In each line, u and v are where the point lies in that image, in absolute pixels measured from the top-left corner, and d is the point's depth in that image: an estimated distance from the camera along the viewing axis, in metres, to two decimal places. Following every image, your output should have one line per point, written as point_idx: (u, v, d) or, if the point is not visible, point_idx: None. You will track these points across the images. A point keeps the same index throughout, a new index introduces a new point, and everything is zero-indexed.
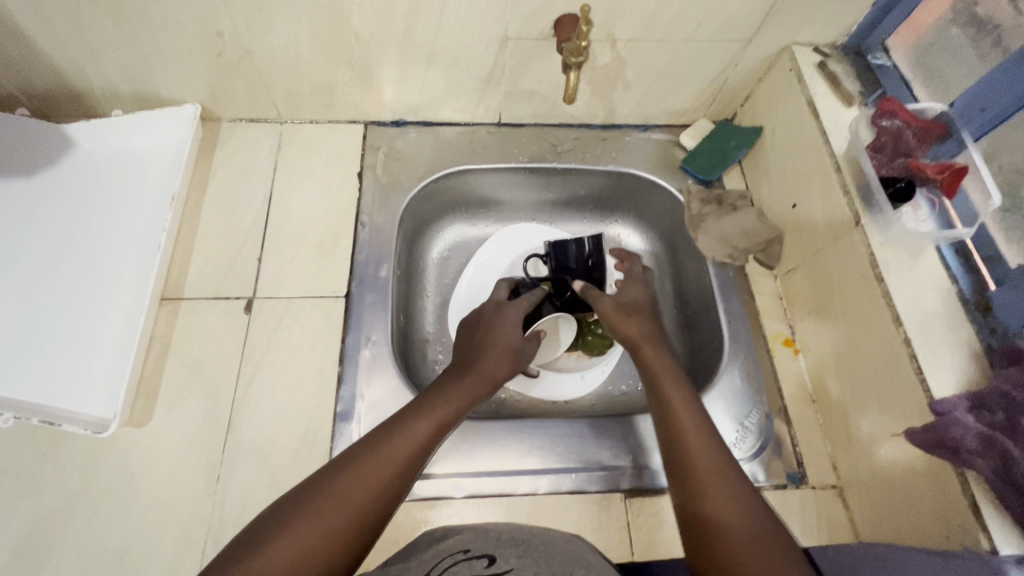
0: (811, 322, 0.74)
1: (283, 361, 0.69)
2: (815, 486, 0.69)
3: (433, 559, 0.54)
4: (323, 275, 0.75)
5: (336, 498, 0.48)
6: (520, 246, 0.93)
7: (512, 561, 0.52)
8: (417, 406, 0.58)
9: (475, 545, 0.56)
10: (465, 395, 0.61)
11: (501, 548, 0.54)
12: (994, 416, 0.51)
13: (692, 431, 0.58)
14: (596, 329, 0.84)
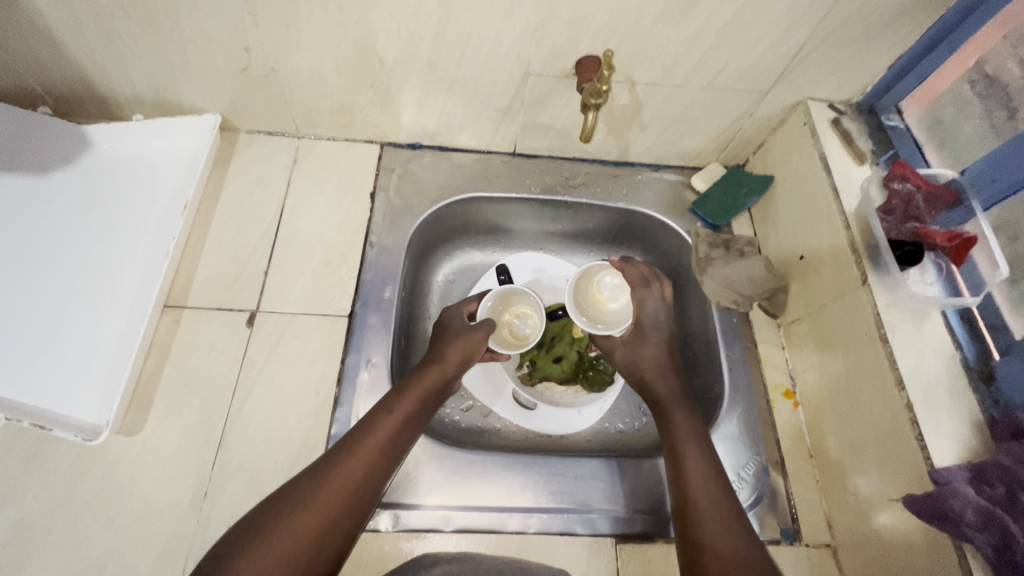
0: (812, 375, 0.74)
1: (281, 379, 0.68)
2: (809, 544, 0.68)
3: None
4: (328, 293, 0.75)
5: (278, 536, 0.49)
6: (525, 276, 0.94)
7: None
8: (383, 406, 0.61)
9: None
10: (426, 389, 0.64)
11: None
12: (994, 490, 0.51)
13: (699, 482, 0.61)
14: (597, 365, 0.83)
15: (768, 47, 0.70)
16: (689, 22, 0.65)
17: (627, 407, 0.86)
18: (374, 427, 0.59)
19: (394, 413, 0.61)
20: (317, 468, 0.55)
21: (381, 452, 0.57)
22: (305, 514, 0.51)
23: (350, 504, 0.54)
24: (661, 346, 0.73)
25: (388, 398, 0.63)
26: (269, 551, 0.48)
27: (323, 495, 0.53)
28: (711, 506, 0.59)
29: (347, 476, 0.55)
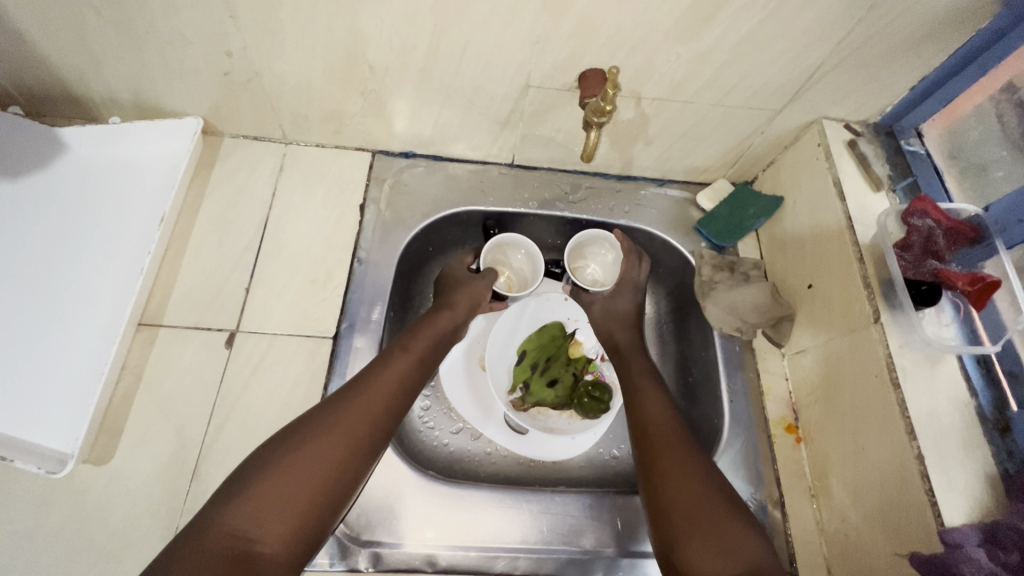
0: (816, 411, 0.71)
1: (261, 404, 0.65)
2: None
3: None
4: (313, 312, 0.71)
5: (313, 449, 0.53)
6: None
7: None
8: (402, 341, 0.66)
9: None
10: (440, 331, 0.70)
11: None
12: (1009, 556, 0.49)
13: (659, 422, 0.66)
14: (592, 392, 0.81)
15: (785, 65, 0.65)
16: (702, 37, 0.61)
17: (622, 433, 0.83)
18: (386, 365, 0.63)
19: (409, 351, 0.65)
20: (332, 403, 0.58)
21: (394, 390, 0.61)
22: (335, 434, 0.55)
23: (365, 436, 0.56)
24: (632, 302, 0.81)
25: (403, 338, 0.68)
26: (282, 482, 0.51)
27: (337, 430, 0.55)
28: (675, 464, 0.60)
29: (363, 409, 0.58)
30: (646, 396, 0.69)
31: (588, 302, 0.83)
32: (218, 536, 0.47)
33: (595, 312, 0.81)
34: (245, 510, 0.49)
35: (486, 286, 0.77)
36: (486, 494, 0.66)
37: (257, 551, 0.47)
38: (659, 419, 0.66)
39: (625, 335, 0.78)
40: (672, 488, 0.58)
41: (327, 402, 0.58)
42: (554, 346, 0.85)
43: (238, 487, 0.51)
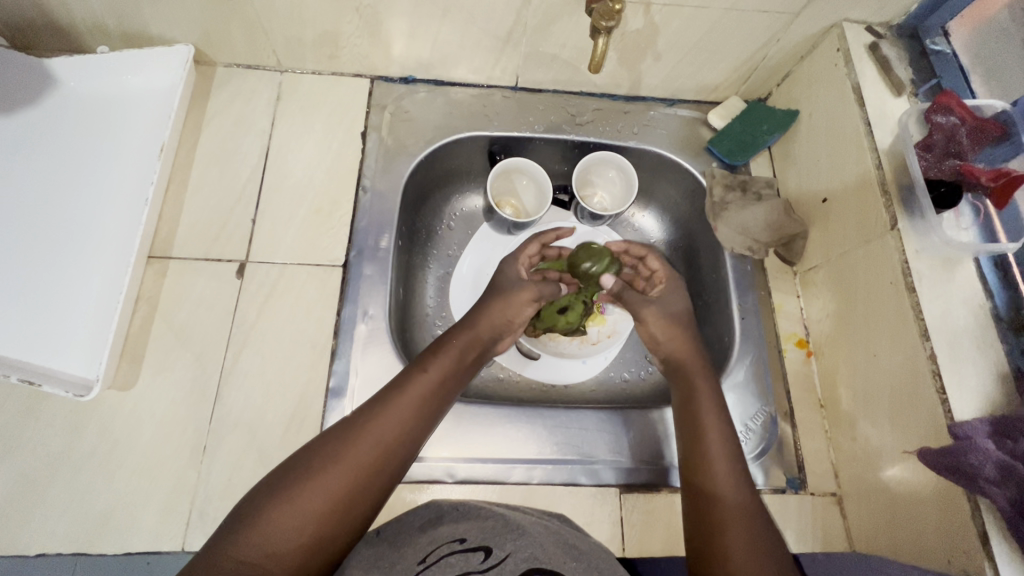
0: (827, 324, 0.71)
1: (275, 331, 0.66)
2: (814, 493, 0.67)
3: (430, 546, 0.52)
4: (321, 241, 0.71)
5: (316, 484, 0.50)
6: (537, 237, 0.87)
7: (509, 547, 0.50)
8: (427, 358, 0.61)
9: (471, 534, 0.53)
10: (473, 354, 0.65)
11: (498, 539, 0.52)
12: (1017, 445, 0.49)
13: (720, 457, 0.58)
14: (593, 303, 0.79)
15: None
16: None
17: (633, 356, 0.84)
18: (419, 377, 0.58)
19: (430, 372, 0.59)
20: (342, 427, 0.54)
21: (413, 414, 0.56)
22: (340, 465, 0.51)
23: (375, 469, 0.52)
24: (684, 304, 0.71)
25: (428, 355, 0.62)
26: (310, 499, 0.49)
27: (342, 460, 0.51)
28: (737, 507, 0.54)
29: (374, 438, 0.53)
30: (706, 415, 0.61)
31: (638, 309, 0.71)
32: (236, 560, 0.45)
33: (646, 314, 0.70)
34: (261, 534, 0.47)
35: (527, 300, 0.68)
36: (505, 415, 0.67)
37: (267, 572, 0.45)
38: (717, 453, 0.58)
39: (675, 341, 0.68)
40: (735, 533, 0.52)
41: (340, 425, 0.54)
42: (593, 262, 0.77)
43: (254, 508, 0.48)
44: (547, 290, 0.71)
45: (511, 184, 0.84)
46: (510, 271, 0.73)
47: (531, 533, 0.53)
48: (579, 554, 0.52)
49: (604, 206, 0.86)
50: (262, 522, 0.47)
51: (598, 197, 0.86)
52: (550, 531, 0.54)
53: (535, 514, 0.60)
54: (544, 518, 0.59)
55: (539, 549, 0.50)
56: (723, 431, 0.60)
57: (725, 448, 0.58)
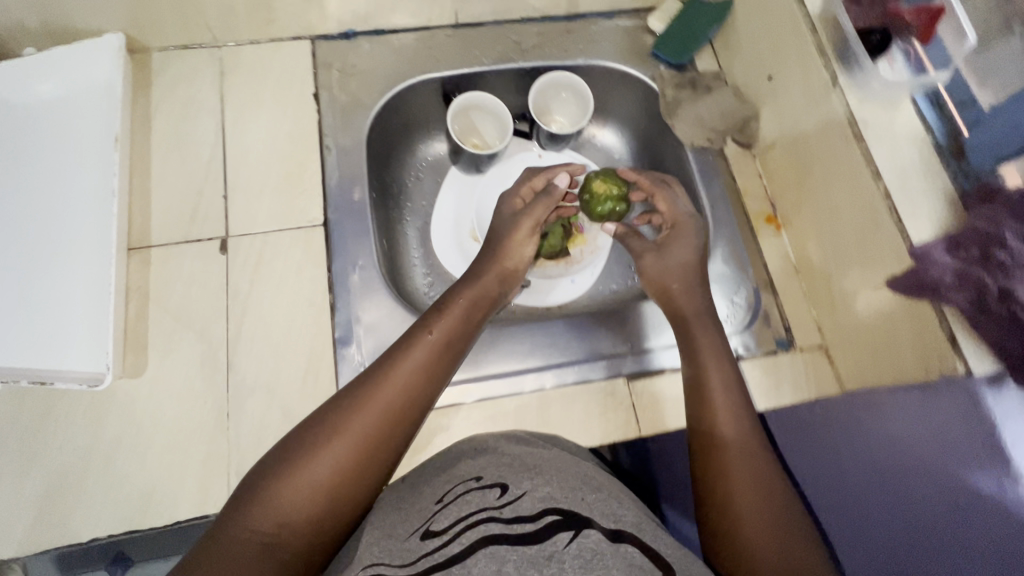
0: (790, 194, 0.75)
1: (271, 296, 0.67)
2: (802, 348, 0.73)
3: (448, 484, 0.53)
4: (296, 205, 0.72)
5: (317, 456, 0.49)
6: (505, 172, 0.89)
7: (525, 484, 0.49)
8: (430, 318, 0.61)
9: (486, 470, 0.53)
10: (475, 309, 0.64)
11: (515, 476, 0.51)
12: (969, 253, 0.51)
13: (720, 390, 0.58)
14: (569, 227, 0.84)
15: None
16: None
17: (617, 269, 0.87)
18: (421, 342, 0.58)
19: (434, 334, 0.59)
20: (344, 395, 0.54)
21: (416, 380, 0.56)
22: (344, 436, 0.51)
23: (382, 435, 0.52)
24: (693, 251, 0.70)
25: (431, 315, 0.62)
26: (313, 472, 0.49)
27: (345, 430, 0.51)
28: (741, 441, 0.54)
29: (378, 406, 0.53)
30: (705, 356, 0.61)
31: (637, 255, 0.73)
32: (244, 536, 0.45)
33: (646, 264, 0.71)
34: (267, 510, 0.47)
35: (525, 238, 0.71)
36: (505, 332, 0.71)
37: (275, 543, 0.46)
38: (716, 387, 0.58)
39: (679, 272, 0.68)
40: (738, 476, 0.52)
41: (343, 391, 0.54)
42: (615, 187, 0.79)
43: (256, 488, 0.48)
44: (540, 213, 0.72)
45: (472, 119, 0.85)
46: (504, 209, 0.74)
47: (545, 471, 0.51)
48: (598, 486, 0.51)
49: (563, 126, 0.88)
50: (268, 496, 0.48)
51: (555, 118, 0.88)
52: (573, 471, 0.52)
53: (555, 449, 0.58)
54: (569, 454, 0.58)
55: (554, 485, 0.49)
56: (723, 365, 0.60)
57: (726, 381, 0.59)
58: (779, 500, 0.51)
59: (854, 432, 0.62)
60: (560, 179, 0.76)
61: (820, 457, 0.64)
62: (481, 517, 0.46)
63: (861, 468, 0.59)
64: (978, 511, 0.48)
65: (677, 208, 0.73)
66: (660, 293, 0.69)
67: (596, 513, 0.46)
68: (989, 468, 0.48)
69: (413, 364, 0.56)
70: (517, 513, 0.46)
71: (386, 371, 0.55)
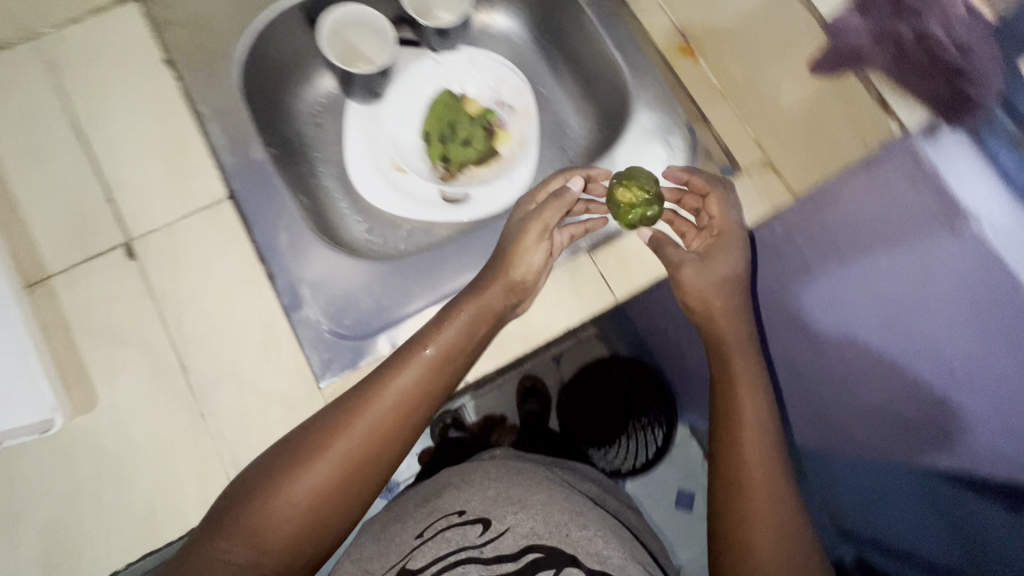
0: (697, 15, 0.71)
1: (202, 286, 0.62)
2: (746, 170, 0.73)
3: (430, 518, 0.63)
4: (192, 185, 0.65)
5: (293, 481, 0.52)
6: (404, 91, 0.85)
7: (508, 520, 0.59)
8: (426, 333, 0.59)
9: (470, 504, 0.62)
10: (474, 321, 0.60)
11: (498, 511, 0.61)
12: (881, 12, 0.52)
13: (739, 345, 0.64)
14: (478, 123, 0.85)
15: None
16: None
17: (550, 155, 0.87)
18: (413, 360, 0.57)
19: (426, 349, 0.58)
20: (333, 411, 0.55)
21: (397, 406, 0.56)
22: (321, 460, 0.52)
23: (374, 457, 0.54)
24: (738, 260, 0.66)
25: (428, 326, 0.60)
26: (288, 495, 0.51)
27: (324, 455, 0.53)
28: (748, 380, 0.61)
29: (358, 433, 0.54)
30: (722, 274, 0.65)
31: (666, 253, 0.66)
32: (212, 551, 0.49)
33: (685, 276, 0.64)
34: (237, 527, 0.50)
35: (534, 228, 0.63)
36: (455, 246, 0.66)
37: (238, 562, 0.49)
38: (729, 328, 0.64)
39: (717, 270, 0.65)
40: (747, 410, 0.59)
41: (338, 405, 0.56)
42: (641, 190, 0.64)
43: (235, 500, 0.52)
44: (563, 208, 0.65)
45: (351, 37, 0.77)
46: (518, 208, 0.67)
47: (528, 506, 0.60)
48: (578, 517, 0.60)
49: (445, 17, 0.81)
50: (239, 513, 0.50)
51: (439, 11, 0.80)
52: (555, 499, 0.62)
53: (546, 480, 0.67)
54: (550, 481, 0.67)
55: (539, 524, 0.58)
56: (736, 298, 0.65)
57: (744, 340, 0.64)
58: (777, 440, 0.59)
59: (827, 252, 0.66)
60: (571, 184, 0.66)
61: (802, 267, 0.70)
62: (462, 556, 0.57)
63: (873, 309, 0.63)
64: (950, 392, 0.59)
65: (733, 216, 0.66)
66: (705, 320, 0.65)
67: (575, 551, 0.56)
68: (947, 224, 0.52)
69: (395, 389, 0.56)
70: (496, 553, 0.57)
71: (373, 392, 0.55)
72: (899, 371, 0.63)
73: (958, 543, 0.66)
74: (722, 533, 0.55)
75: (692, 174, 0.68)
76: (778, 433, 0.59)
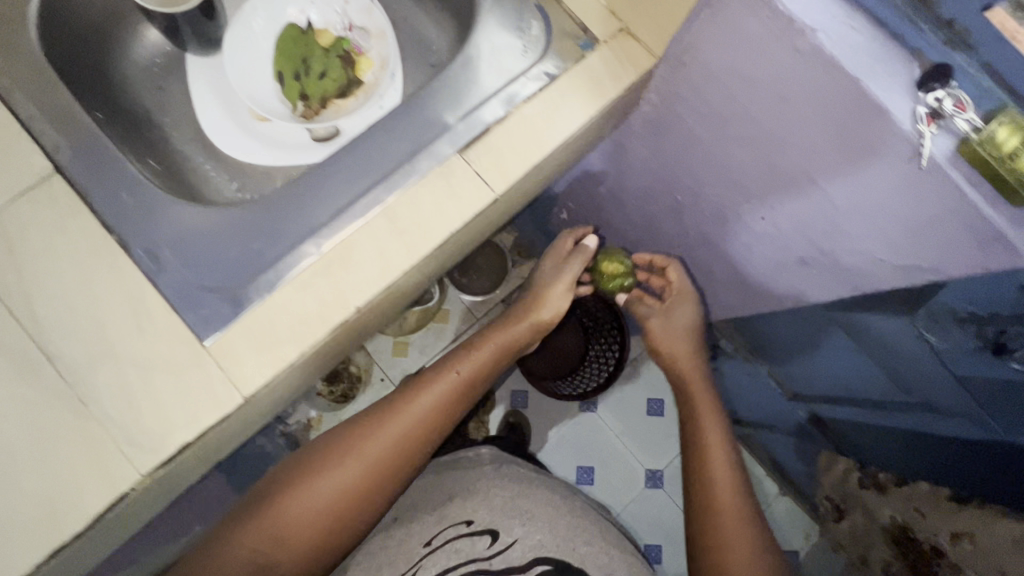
0: None
1: (49, 269, 0.57)
2: (606, 41, 0.69)
3: (440, 526, 0.77)
4: (9, 166, 0.59)
5: (322, 473, 0.71)
6: (248, 34, 0.79)
7: (515, 531, 0.75)
8: (446, 364, 0.81)
9: (477, 515, 0.77)
10: (499, 361, 0.85)
11: (504, 525, 0.76)
12: None
13: (695, 380, 0.93)
14: (337, 52, 0.80)
15: None
16: None
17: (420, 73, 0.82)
18: (439, 378, 0.78)
19: (456, 376, 0.79)
20: (363, 424, 0.74)
21: (417, 415, 0.75)
22: (351, 463, 0.71)
23: (388, 466, 0.72)
24: (693, 314, 1.00)
25: (461, 352, 0.84)
26: (319, 491, 0.70)
27: (351, 458, 0.72)
28: (701, 400, 0.90)
29: (385, 439, 0.73)
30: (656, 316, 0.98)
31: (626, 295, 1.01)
32: (243, 547, 0.67)
33: (654, 326, 0.98)
34: (273, 520, 0.68)
35: (562, 288, 0.92)
36: (318, 173, 0.62)
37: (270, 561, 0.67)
38: (680, 354, 0.97)
39: (682, 315, 0.99)
40: (705, 419, 0.87)
41: (370, 413, 0.76)
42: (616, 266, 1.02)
43: (261, 503, 0.70)
44: (575, 268, 0.93)
45: None
46: (559, 243, 0.98)
47: (535, 518, 0.78)
48: (586, 539, 0.77)
49: None
50: (269, 507, 0.69)
51: None
52: (558, 516, 0.80)
53: (545, 490, 0.85)
54: (544, 486, 0.86)
55: (547, 535, 0.76)
56: (681, 344, 0.97)
57: (687, 354, 0.96)
58: (700, 423, 0.87)
59: (711, 162, 0.79)
60: (590, 244, 0.95)
61: (689, 131, 0.78)
62: (473, 566, 0.72)
63: (786, 243, 0.79)
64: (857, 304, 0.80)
65: (694, 309, 1.01)
66: (667, 354, 0.96)
67: (584, 563, 0.74)
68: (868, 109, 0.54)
69: (422, 406, 0.76)
70: (504, 563, 0.72)
71: (403, 408, 0.76)
72: (785, 287, 0.90)
73: (892, 381, 0.89)
74: (698, 486, 0.81)
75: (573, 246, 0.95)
76: (709, 417, 0.87)
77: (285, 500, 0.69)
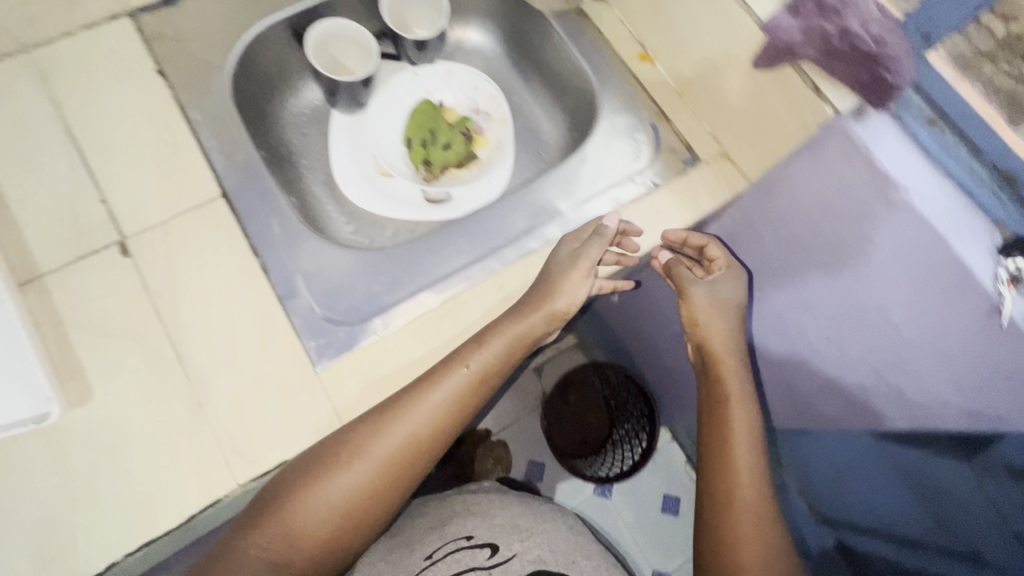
0: (653, 24, 0.80)
1: (195, 279, 0.64)
2: (706, 161, 0.79)
3: (440, 541, 0.72)
4: (185, 184, 0.68)
5: (321, 479, 0.58)
6: (392, 103, 0.90)
7: (514, 546, 0.72)
8: (472, 342, 0.65)
9: (478, 530, 0.73)
10: (517, 347, 0.66)
11: (505, 539, 0.73)
12: (806, 8, 0.61)
13: (746, 436, 0.73)
14: (459, 129, 0.90)
15: None
16: None
17: (528, 158, 0.92)
18: (458, 360, 0.63)
19: (479, 353, 0.64)
20: (370, 412, 0.61)
21: (432, 412, 0.61)
22: (354, 466, 0.59)
23: (392, 473, 0.61)
24: (742, 294, 0.78)
25: (479, 328, 0.67)
26: (319, 506, 0.58)
27: (356, 461, 0.59)
28: (751, 466, 0.71)
29: (396, 438, 0.60)
30: (694, 291, 0.78)
31: (682, 275, 0.79)
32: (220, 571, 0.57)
33: (696, 293, 0.78)
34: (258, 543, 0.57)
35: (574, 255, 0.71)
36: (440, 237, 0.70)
37: None
38: (727, 373, 0.76)
39: (728, 287, 0.79)
40: (738, 493, 0.69)
41: (374, 405, 0.62)
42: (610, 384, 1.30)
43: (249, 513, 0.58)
44: (587, 232, 0.70)
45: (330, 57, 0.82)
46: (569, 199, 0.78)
47: (535, 537, 0.74)
48: (585, 552, 0.75)
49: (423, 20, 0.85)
50: (260, 525, 0.57)
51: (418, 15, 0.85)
52: (557, 532, 0.76)
53: (538, 505, 0.82)
54: (542, 507, 0.82)
55: (545, 551, 0.73)
56: (740, 376, 0.76)
57: (743, 399, 0.75)
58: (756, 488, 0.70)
59: (793, 280, 0.79)
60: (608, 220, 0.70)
61: (761, 251, 0.80)
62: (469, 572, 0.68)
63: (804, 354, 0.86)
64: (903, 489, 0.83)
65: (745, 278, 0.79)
66: (697, 340, 0.80)
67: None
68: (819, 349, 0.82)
69: (437, 397, 0.61)
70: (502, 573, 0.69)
71: (416, 396, 0.61)
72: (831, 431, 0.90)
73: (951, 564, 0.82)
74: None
75: (689, 233, 0.77)
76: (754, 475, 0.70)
77: (273, 517, 0.57)
